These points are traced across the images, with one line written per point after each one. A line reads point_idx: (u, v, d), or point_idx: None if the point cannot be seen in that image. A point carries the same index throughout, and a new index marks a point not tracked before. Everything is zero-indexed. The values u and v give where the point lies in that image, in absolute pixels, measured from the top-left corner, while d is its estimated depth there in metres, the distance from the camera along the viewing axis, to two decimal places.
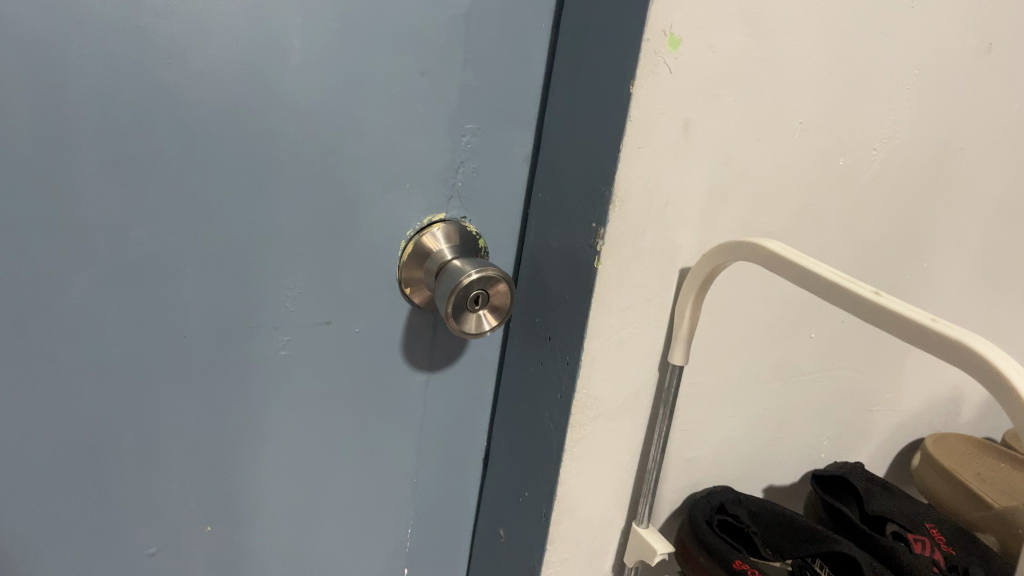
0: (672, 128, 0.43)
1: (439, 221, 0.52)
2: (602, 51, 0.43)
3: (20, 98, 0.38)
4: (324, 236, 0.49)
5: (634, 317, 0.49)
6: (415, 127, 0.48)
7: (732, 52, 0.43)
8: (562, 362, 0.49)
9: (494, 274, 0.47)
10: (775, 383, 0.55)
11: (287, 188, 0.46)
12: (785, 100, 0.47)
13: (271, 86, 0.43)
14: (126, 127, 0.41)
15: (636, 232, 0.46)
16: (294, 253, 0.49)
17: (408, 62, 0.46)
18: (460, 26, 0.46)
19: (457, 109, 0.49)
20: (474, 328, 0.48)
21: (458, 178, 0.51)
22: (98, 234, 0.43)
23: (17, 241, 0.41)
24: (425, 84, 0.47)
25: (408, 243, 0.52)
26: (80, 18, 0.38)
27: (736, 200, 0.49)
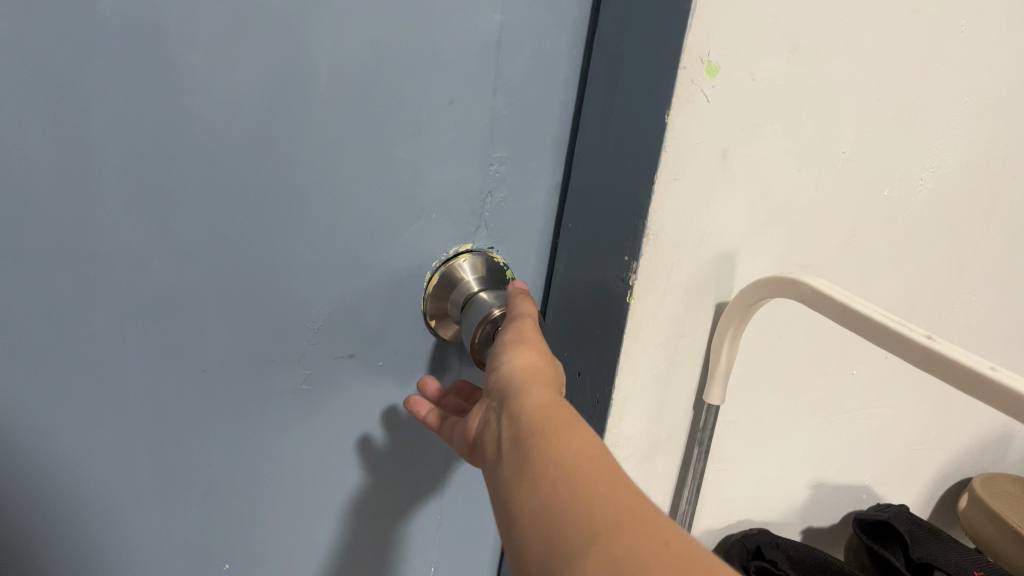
0: (708, 158, 0.42)
1: (467, 252, 0.51)
2: (638, 79, 0.41)
3: (39, 130, 0.37)
4: (350, 268, 0.48)
5: (668, 354, 0.47)
6: (443, 157, 0.47)
7: (772, 80, 0.42)
8: (592, 400, 0.48)
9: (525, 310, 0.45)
10: (818, 423, 0.53)
11: (312, 220, 0.45)
12: (828, 129, 0.45)
13: (296, 116, 0.42)
14: (147, 160, 0.40)
15: (670, 267, 0.44)
16: (318, 285, 0.48)
17: (436, 90, 0.45)
18: (490, 53, 0.45)
19: (485, 138, 0.48)
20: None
21: (486, 208, 0.50)
22: (119, 268, 0.42)
23: (35, 276, 0.40)
24: (452, 113, 0.46)
25: (434, 273, 0.51)
26: (101, 49, 0.37)
27: (775, 232, 0.47)
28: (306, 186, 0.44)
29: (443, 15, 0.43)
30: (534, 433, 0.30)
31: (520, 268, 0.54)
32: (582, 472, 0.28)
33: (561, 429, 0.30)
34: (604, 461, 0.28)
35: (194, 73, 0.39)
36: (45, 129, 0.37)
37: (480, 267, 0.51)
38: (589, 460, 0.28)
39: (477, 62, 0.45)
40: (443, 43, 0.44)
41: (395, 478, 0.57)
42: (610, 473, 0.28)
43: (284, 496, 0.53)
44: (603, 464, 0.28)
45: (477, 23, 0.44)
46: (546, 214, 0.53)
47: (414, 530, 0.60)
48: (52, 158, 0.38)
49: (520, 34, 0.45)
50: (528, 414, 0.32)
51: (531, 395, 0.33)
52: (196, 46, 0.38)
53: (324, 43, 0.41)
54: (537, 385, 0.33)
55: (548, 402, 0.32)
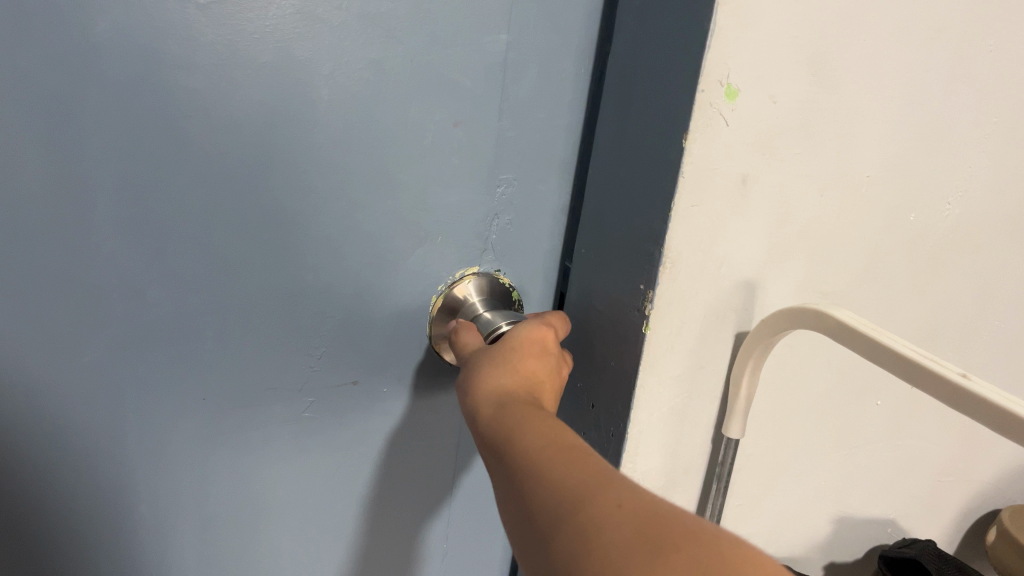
0: (727, 184, 0.40)
1: (472, 275, 0.49)
2: (657, 103, 0.40)
3: (33, 152, 0.36)
4: (349, 293, 0.46)
5: (686, 387, 0.45)
6: (449, 178, 0.45)
7: (794, 103, 0.40)
8: (606, 434, 0.45)
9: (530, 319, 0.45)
10: (842, 457, 0.51)
11: (315, 244, 0.44)
12: (853, 153, 0.43)
13: (297, 139, 0.40)
14: (145, 183, 0.38)
15: (688, 296, 0.42)
16: (318, 311, 0.46)
17: (442, 111, 0.43)
18: (496, 73, 0.44)
19: (491, 159, 0.46)
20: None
21: (493, 231, 0.49)
22: (115, 294, 0.40)
23: (29, 302, 0.39)
24: (459, 134, 0.44)
25: (440, 297, 0.49)
26: (99, 70, 0.35)
27: (798, 261, 0.45)
28: (307, 211, 0.43)
29: (449, 35, 0.41)
30: (498, 438, 0.31)
31: (525, 290, 0.52)
32: (537, 461, 0.28)
33: (519, 429, 0.31)
34: (560, 447, 0.29)
35: (195, 95, 0.37)
36: (41, 150, 0.36)
37: (484, 288, 0.50)
38: (548, 448, 0.29)
39: (486, 82, 0.44)
40: (449, 63, 0.42)
41: (400, 508, 0.55)
42: (568, 454, 0.28)
43: (283, 527, 0.51)
44: (560, 450, 0.29)
45: (486, 42, 0.42)
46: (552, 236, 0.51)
47: (420, 562, 0.58)
48: (49, 180, 0.37)
49: (529, 54, 0.44)
50: (489, 422, 0.33)
51: (493, 406, 0.33)
52: (196, 68, 0.37)
53: (326, 65, 0.39)
54: (503, 392, 0.34)
55: (506, 407, 0.33)
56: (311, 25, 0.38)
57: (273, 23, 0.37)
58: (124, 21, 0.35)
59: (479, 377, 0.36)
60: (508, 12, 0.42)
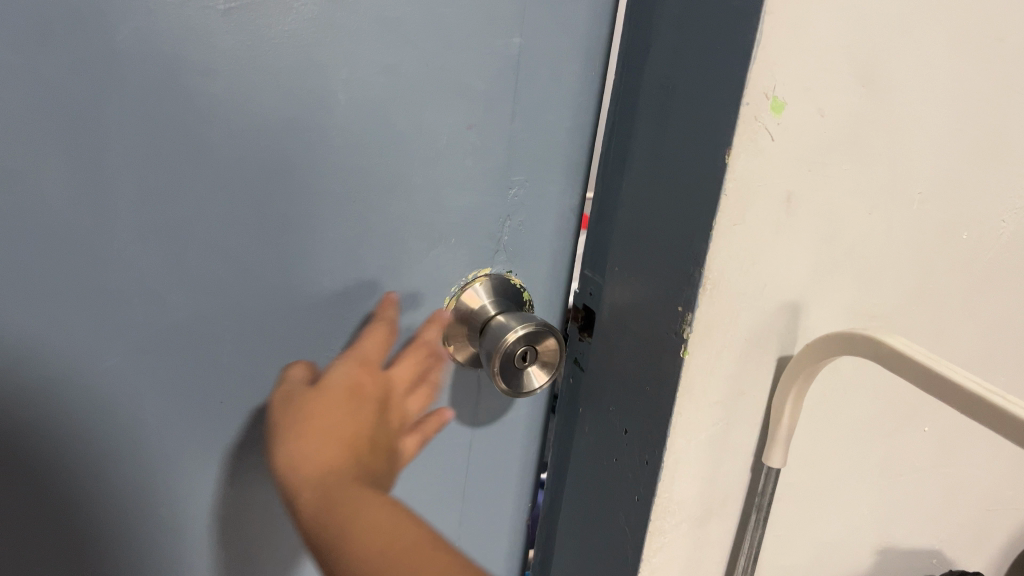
0: (772, 202, 0.38)
1: (484, 277, 0.47)
2: (694, 116, 0.38)
3: (49, 150, 0.33)
4: (365, 305, 0.44)
5: (725, 412, 0.42)
6: (465, 184, 0.44)
7: (844, 116, 0.38)
8: (639, 460, 0.43)
9: (547, 326, 0.42)
10: (887, 483, 0.48)
11: (331, 253, 0.42)
12: (904, 168, 0.41)
13: (314, 149, 0.39)
14: (167, 185, 0.36)
15: (729, 320, 0.40)
16: (333, 322, 0.44)
17: (460, 116, 0.41)
18: (509, 76, 0.42)
19: (511, 164, 0.44)
20: (519, 387, 0.44)
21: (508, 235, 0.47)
22: (133, 300, 0.38)
23: (45, 310, 0.36)
24: (476, 138, 0.42)
25: (454, 299, 0.47)
26: (116, 68, 0.33)
27: (844, 282, 0.43)
28: (324, 223, 0.41)
29: (471, 38, 0.40)
30: (321, 502, 0.40)
31: (543, 298, 0.51)
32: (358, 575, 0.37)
33: (337, 546, 0.38)
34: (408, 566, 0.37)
35: (213, 104, 0.35)
36: (58, 149, 0.34)
37: (497, 290, 0.48)
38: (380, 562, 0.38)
39: (505, 85, 0.42)
40: (469, 66, 0.40)
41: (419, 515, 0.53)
42: None
43: (296, 545, 0.50)
44: None
45: (508, 43, 0.41)
46: (569, 241, 0.49)
47: None
48: (63, 197, 0.34)
49: (549, 55, 0.42)
50: (312, 509, 0.39)
51: (344, 473, 0.41)
52: (212, 76, 0.35)
53: (344, 72, 0.38)
54: (338, 475, 0.40)
55: (315, 489, 0.40)
56: (330, 30, 0.36)
57: (291, 28, 0.36)
58: (139, 28, 0.33)
59: (293, 458, 0.41)
60: (530, 12, 0.40)
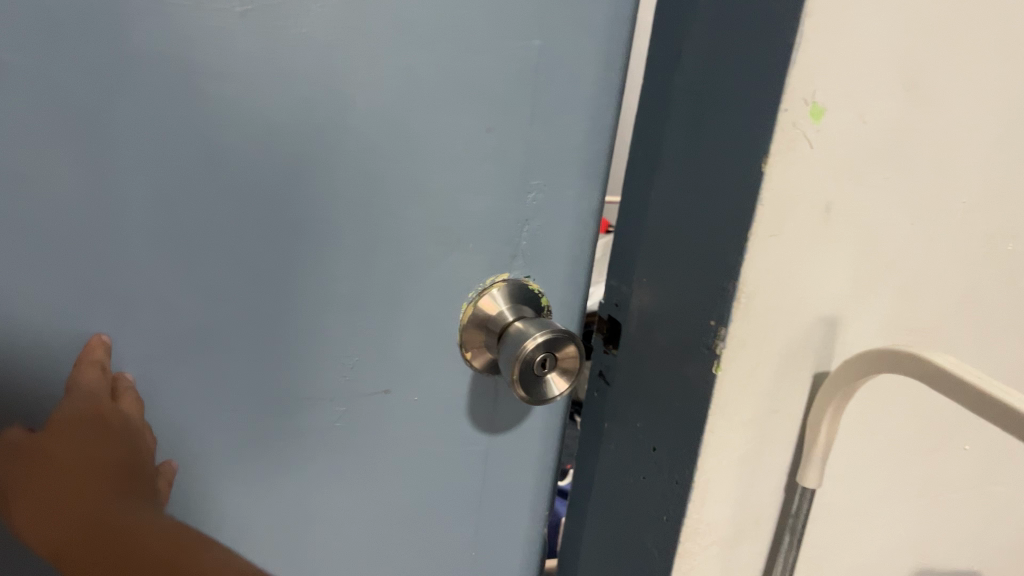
0: (810, 213, 0.37)
1: (501, 282, 0.44)
2: (732, 121, 0.36)
3: (60, 147, 0.32)
4: (386, 319, 0.42)
5: (760, 430, 0.41)
6: (494, 192, 0.41)
7: (886, 124, 0.36)
8: (668, 479, 0.42)
9: (564, 331, 0.40)
10: (925, 504, 0.47)
11: (346, 262, 0.39)
12: (947, 178, 0.39)
13: (331, 153, 0.37)
14: (180, 188, 0.35)
15: (765, 334, 0.38)
16: (352, 338, 0.41)
17: (488, 121, 0.39)
18: (528, 76, 0.39)
19: (540, 171, 0.42)
20: (541, 396, 0.41)
21: (536, 244, 0.44)
22: (146, 304, 0.36)
23: (57, 309, 0.35)
24: (504, 145, 0.40)
25: (472, 304, 0.44)
26: (127, 64, 0.32)
27: (883, 295, 0.41)
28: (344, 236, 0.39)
29: (499, 40, 0.37)
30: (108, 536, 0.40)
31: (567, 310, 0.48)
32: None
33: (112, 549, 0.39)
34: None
35: (228, 110, 0.34)
36: (68, 147, 0.32)
37: (515, 295, 0.44)
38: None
39: (535, 88, 0.39)
40: (497, 69, 0.38)
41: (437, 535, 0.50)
42: None
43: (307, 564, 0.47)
44: None
45: (538, 45, 0.38)
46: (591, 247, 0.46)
47: None
48: (75, 203, 0.33)
49: (582, 57, 0.40)
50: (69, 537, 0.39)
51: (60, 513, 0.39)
52: (228, 80, 0.33)
53: (364, 74, 0.36)
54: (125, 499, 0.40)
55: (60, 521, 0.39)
56: (351, 31, 0.35)
57: (309, 31, 0.34)
58: (153, 30, 0.31)
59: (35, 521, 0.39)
60: (561, 12, 0.38)
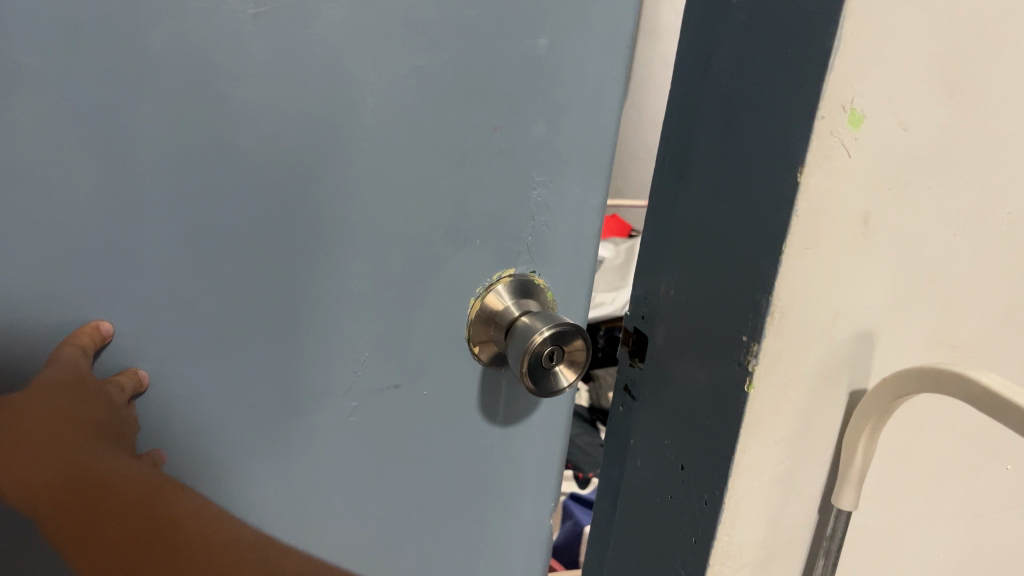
0: (848, 224, 0.35)
1: (507, 278, 0.38)
2: (769, 129, 0.35)
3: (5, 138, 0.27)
4: (398, 346, 0.37)
5: (794, 450, 0.39)
6: (513, 200, 0.36)
7: (928, 131, 0.35)
8: (697, 499, 0.40)
9: (570, 324, 0.35)
10: (963, 524, 0.45)
11: (363, 265, 0.34)
12: (988, 186, 0.38)
13: (349, 151, 0.32)
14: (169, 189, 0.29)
15: (800, 351, 0.37)
16: (364, 362, 0.36)
17: (501, 121, 0.34)
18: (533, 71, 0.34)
19: (572, 176, 0.37)
20: (550, 390, 0.37)
21: (563, 252, 0.39)
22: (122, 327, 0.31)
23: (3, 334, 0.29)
24: (520, 146, 0.35)
25: (478, 301, 0.38)
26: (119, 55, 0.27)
27: (923, 309, 0.39)
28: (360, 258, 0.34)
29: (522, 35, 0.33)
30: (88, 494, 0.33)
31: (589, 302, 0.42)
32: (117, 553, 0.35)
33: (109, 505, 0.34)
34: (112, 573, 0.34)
35: (248, 116, 0.29)
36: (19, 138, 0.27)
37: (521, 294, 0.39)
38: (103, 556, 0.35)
39: (557, 87, 0.35)
40: (514, 64, 0.33)
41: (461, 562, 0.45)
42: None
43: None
44: None
45: (551, 41, 0.34)
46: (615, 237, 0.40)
47: None
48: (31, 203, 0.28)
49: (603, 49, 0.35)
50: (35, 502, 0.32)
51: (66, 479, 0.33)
52: (246, 83, 0.29)
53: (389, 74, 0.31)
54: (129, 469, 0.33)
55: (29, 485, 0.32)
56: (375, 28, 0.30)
57: (322, 33, 0.29)
58: (175, 35, 0.27)
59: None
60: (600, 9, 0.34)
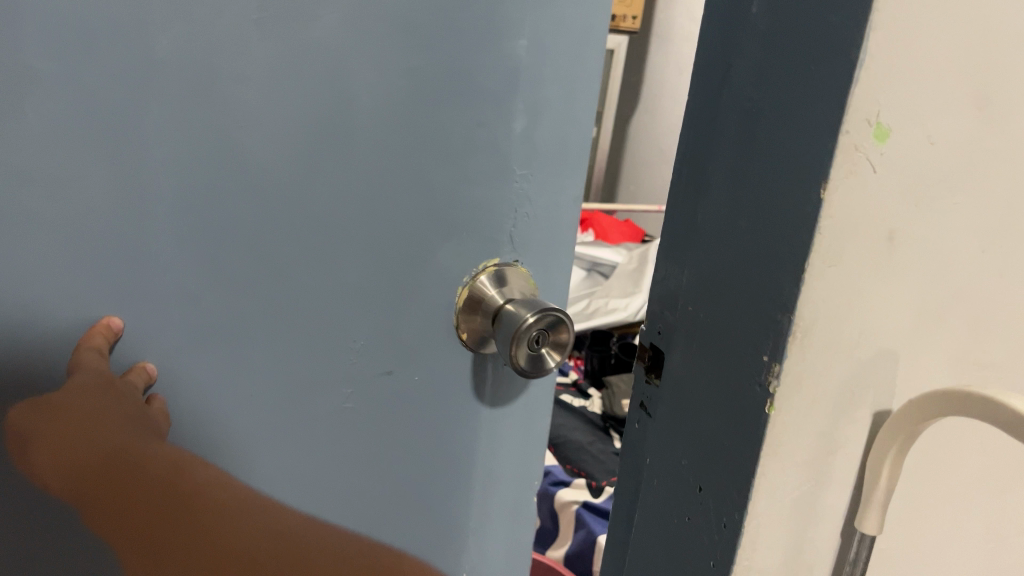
0: (873, 242, 0.34)
1: (495, 265, 0.36)
2: (792, 144, 0.34)
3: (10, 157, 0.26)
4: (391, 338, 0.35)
5: (816, 472, 0.38)
6: (502, 196, 0.35)
7: (957, 145, 0.33)
8: (716, 521, 0.39)
9: (560, 314, 0.35)
10: (992, 545, 0.44)
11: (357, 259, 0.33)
12: (1017, 200, 0.37)
13: (348, 147, 0.31)
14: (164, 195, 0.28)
15: (823, 371, 0.36)
16: (357, 368, 0.35)
17: (485, 117, 0.33)
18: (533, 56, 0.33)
19: (555, 170, 0.35)
20: (535, 371, 0.36)
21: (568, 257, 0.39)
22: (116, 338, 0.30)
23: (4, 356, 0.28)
24: (509, 147, 0.34)
25: (466, 288, 0.36)
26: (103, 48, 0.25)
27: (950, 327, 0.38)
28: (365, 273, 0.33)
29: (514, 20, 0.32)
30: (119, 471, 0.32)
31: None
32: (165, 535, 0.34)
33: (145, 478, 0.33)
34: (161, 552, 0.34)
35: (243, 116, 0.28)
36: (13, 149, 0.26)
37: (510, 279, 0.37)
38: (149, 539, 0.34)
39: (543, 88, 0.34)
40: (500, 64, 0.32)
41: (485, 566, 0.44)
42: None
43: None
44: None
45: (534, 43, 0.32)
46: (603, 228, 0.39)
47: None
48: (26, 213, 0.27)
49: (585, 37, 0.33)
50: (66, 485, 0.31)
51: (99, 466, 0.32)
52: (247, 83, 0.28)
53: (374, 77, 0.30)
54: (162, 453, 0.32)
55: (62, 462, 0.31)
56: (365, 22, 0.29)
57: (322, 37, 0.29)
58: (180, 37, 0.26)
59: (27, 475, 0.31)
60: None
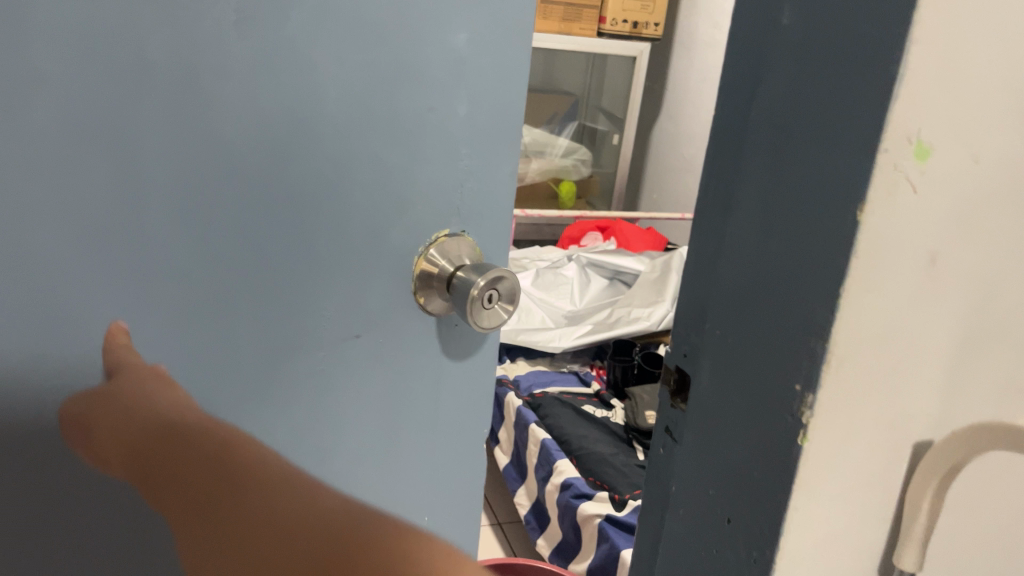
0: (913, 266, 0.32)
1: (443, 238, 0.45)
2: (824, 163, 0.32)
3: None
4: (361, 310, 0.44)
5: (852, 506, 0.36)
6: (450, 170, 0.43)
7: (1000, 164, 0.32)
8: (745, 555, 0.38)
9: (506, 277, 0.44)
10: None
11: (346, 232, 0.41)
12: None
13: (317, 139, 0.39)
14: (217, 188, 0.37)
15: (860, 402, 0.34)
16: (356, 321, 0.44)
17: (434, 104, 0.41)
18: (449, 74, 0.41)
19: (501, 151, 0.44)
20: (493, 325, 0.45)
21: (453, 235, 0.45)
22: None
23: None
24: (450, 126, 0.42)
25: (422, 259, 0.44)
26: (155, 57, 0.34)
27: (992, 352, 0.36)
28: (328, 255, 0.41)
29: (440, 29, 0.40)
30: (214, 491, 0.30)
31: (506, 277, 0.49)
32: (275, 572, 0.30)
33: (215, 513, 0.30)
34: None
35: (223, 108, 0.36)
36: None
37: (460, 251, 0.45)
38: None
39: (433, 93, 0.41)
40: (442, 54, 0.40)
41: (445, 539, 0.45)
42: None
43: None
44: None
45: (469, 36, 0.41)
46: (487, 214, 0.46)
47: None
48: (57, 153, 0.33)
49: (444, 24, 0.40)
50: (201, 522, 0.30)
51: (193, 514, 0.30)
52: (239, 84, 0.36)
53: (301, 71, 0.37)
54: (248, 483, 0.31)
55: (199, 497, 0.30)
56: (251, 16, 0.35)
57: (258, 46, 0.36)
58: (166, 40, 0.34)
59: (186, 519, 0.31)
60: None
